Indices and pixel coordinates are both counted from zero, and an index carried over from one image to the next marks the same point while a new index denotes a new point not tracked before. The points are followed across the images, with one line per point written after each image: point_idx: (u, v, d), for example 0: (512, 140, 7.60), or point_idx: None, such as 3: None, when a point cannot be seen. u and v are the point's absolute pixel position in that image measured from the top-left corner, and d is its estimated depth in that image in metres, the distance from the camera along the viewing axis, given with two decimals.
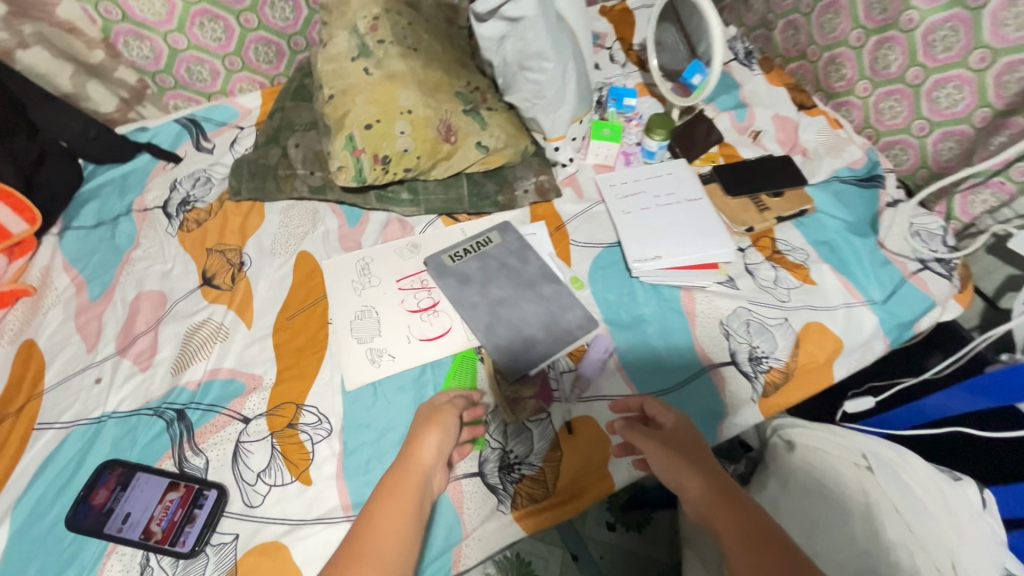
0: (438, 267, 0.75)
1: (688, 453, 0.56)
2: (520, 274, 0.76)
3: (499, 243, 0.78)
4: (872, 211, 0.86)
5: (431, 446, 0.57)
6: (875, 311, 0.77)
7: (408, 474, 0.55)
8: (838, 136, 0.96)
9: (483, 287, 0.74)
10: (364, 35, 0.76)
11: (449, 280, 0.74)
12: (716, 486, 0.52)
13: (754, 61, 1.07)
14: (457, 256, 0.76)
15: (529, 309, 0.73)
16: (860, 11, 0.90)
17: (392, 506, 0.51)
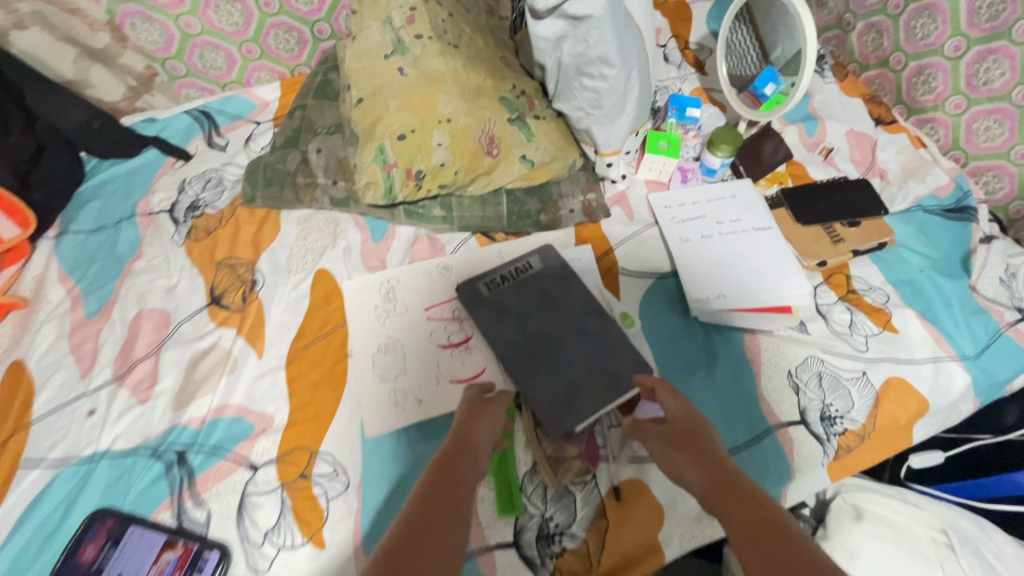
0: (472, 297, 0.66)
1: (690, 446, 0.49)
2: (565, 308, 0.66)
3: (540, 270, 0.69)
4: (961, 248, 0.76)
5: (484, 430, 0.52)
6: (966, 367, 0.68)
7: (465, 452, 0.48)
8: (921, 157, 0.85)
9: (521, 320, 0.65)
10: (399, 28, 0.67)
11: (485, 313, 0.65)
12: (719, 479, 0.44)
13: (827, 67, 0.96)
14: (493, 284, 0.67)
15: (574, 351, 0.63)
16: (962, 17, 0.78)
17: (457, 487, 0.44)
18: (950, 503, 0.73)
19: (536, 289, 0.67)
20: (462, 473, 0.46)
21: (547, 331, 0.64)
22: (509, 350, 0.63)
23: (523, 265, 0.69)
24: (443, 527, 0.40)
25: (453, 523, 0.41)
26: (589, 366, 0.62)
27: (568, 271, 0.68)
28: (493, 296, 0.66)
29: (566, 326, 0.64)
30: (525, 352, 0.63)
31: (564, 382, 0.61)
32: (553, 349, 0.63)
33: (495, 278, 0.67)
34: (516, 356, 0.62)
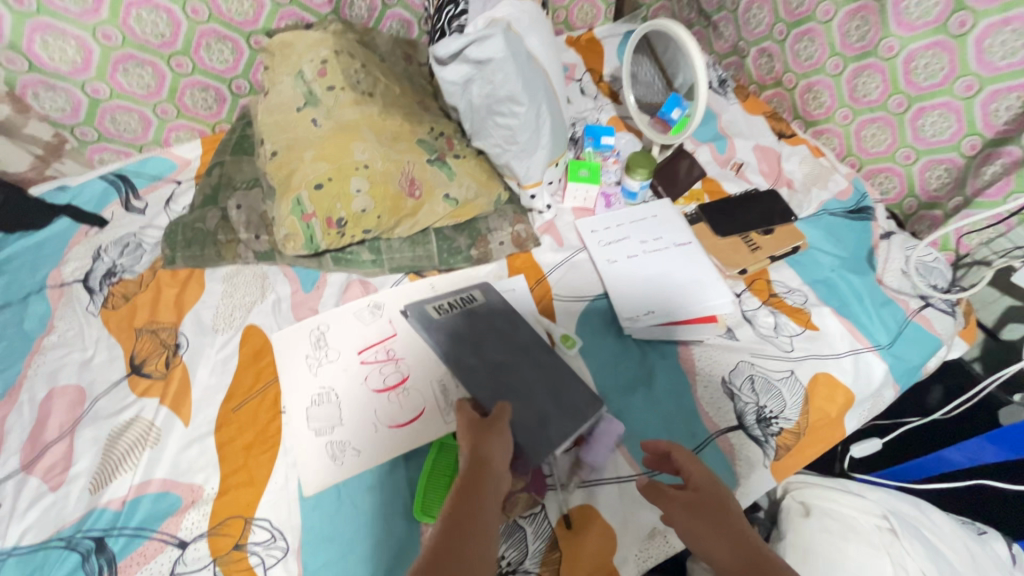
0: (422, 320, 0.65)
1: (715, 524, 0.47)
2: (514, 336, 0.65)
3: (484, 299, 0.68)
4: (866, 245, 0.82)
5: (497, 450, 0.50)
6: (883, 356, 0.72)
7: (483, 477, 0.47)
8: (822, 165, 0.92)
9: (472, 344, 0.63)
10: (311, 81, 0.68)
11: (436, 334, 0.64)
12: (753, 564, 0.44)
13: (729, 90, 1.04)
14: (443, 309, 0.66)
15: (531, 376, 0.62)
16: (837, 39, 0.87)
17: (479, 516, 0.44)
18: (890, 488, 0.75)
19: (486, 311, 0.67)
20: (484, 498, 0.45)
21: (503, 355, 0.63)
22: (477, 379, 0.60)
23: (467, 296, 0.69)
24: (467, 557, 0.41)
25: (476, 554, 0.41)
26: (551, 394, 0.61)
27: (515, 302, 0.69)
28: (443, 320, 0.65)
29: (518, 351, 0.64)
30: (489, 386, 0.60)
31: (527, 404, 0.59)
32: (514, 375, 0.61)
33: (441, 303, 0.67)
34: (477, 378, 0.61)
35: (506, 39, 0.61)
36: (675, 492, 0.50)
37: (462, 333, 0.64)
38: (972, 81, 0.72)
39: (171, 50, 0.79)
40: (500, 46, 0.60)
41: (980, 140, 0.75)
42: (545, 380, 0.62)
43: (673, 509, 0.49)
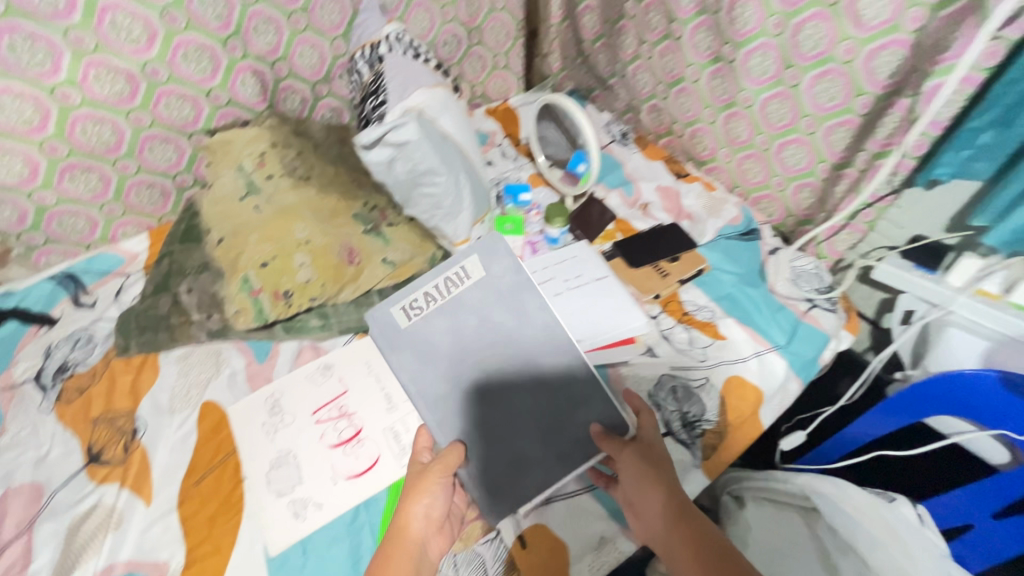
0: (388, 331, 0.70)
1: (650, 478, 0.58)
2: (517, 344, 0.69)
3: (478, 275, 0.72)
4: (758, 261, 0.95)
5: (417, 515, 0.57)
6: (782, 355, 0.83)
7: (393, 554, 0.55)
8: (715, 197, 1.07)
9: (451, 364, 0.68)
10: (252, 172, 0.77)
11: (402, 356, 0.69)
12: (679, 510, 0.54)
13: (630, 141, 1.20)
14: (412, 310, 0.70)
15: (523, 403, 0.66)
16: (706, 94, 1.04)
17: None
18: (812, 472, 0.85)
19: (473, 320, 0.70)
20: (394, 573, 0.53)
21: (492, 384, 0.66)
22: (446, 422, 0.65)
23: (457, 271, 0.71)
24: None
25: None
26: (542, 431, 0.65)
27: (508, 289, 0.72)
28: (415, 324, 0.70)
29: (521, 370, 0.67)
30: (478, 414, 0.65)
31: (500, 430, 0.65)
32: (498, 402, 0.66)
33: (415, 302, 0.70)
34: (448, 407, 0.66)
35: (419, 124, 0.72)
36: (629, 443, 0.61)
37: (443, 352, 0.68)
38: (811, 120, 0.89)
39: (116, 155, 0.86)
40: (415, 129, 0.71)
41: (829, 165, 0.90)
42: (539, 408, 0.66)
43: (624, 455, 0.60)
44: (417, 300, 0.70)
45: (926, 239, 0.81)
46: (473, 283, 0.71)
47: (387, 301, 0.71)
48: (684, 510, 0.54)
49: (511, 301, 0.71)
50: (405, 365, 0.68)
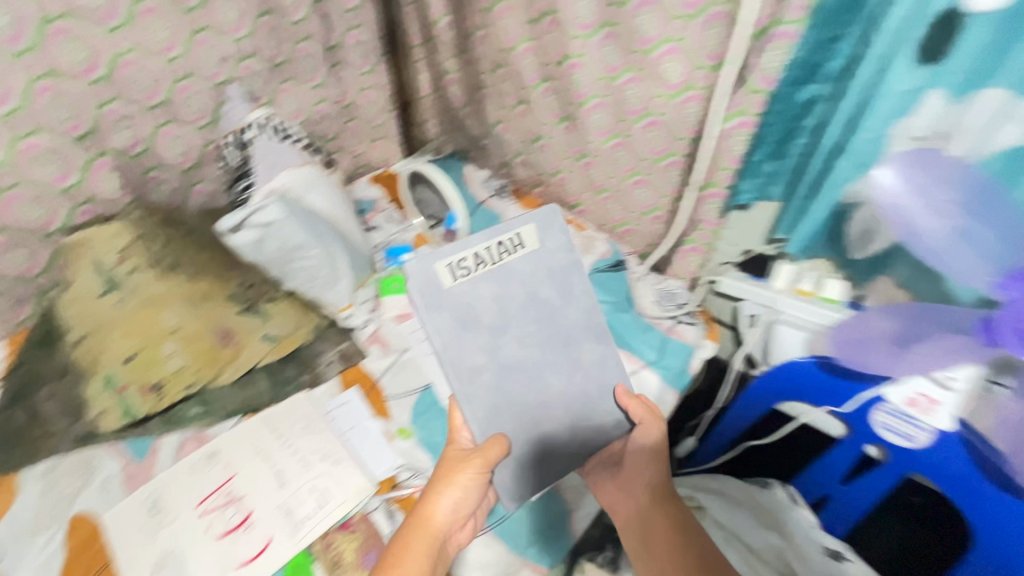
0: (430, 287, 0.81)
1: (657, 463, 0.80)
2: (552, 324, 0.87)
3: (533, 247, 0.87)
4: (625, 288, 1.06)
5: (443, 508, 0.69)
6: (654, 370, 0.95)
7: (424, 527, 0.68)
8: (586, 236, 1.18)
9: (489, 336, 0.84)
10: (112, 269, 0.75)
11: (442, 314, 0.82)
12: (663, 490, 0.78)
13: (507, 192, 1.33)
14: (458, 268, 0.82)
15: (552, 380, 0.86)
16: (561, 147, 1.17)
17: (415, 544, 0.66)
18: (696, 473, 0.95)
19: (520, 292, 0.86)
20: (424, 540, 0.66)
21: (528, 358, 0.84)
22: (477, 393, 0.82)
23: (512, 240, 0.85)
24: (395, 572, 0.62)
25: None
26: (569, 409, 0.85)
27: (552, 264, 0.88)
28: (459, 284, 0.83)
29: (558, 350, 0.87)
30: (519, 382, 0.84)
31: (532, 400, 0.84)
32: (522, 370, 0.85)
33: (461, 262, 0.82)
34: (483, 375, 0.82)
35: (283, 204, 0.75)
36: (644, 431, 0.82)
37: (486, 323, 0.84)
38: (648, 161, 1.03)
39: None
40: (278, 210, 0.74)
41: (670, 199, 1.05)
42: (567, 385, 0.87)
43: (637, 441, 0.82)
44: (465, 260, 0.83)
45: (756, 250, 0.94)
46: (527, 252, 0.86)
47: (433, 257, 0.81)
48: (667, 495, 0.78)
49: (562, 282, 0.88)
50: (446, 327, 0.82)
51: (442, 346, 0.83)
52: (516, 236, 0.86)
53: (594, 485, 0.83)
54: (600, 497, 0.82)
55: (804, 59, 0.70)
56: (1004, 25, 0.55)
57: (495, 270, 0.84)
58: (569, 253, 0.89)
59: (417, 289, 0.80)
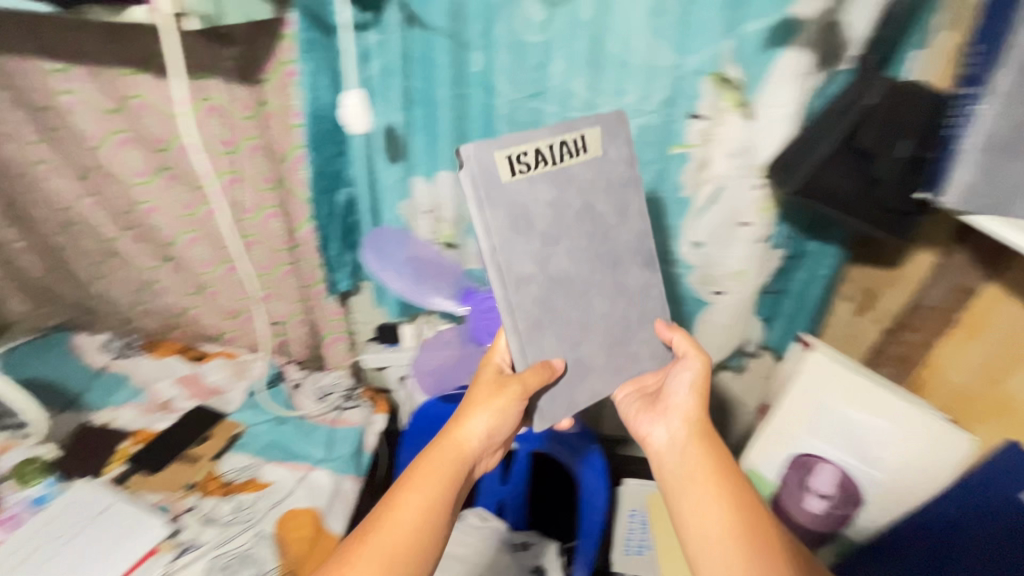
0: (486, 180, 0.55)
1: (699, 395, 0.66)
2: (607, 248, 0.64)
3: (596, 154, 0.61)
4: (286, 397, 1.05)
5: (474, 430, 0.63)
6: (324, 467, 0.93)
7: (444, 450, 0.61)
8: (240, 362, 1.11)
9: (540, 247, 0.59)
10: None
11: (497, 216, 0.56)
12: (706, 432, 0.64)
13: (137, 347, 1.12)
14: (519, 163, 0.56)
15: (598, 306, 0.64)
16: (178, 288, 1.12)
17: (427, 477, 0.58)
18: None
19: (579, 203, 0.61)
20: (436, 474, 0.59)
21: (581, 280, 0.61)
22: (521, 306, 0.59)
23: (577, 140, 0.60)
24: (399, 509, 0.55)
25: (396, 534, 0.53)
26: (613, 335, 0.66)
27: (618, 189, 0.63)
28: (520, 183, 0.57)
29: (607, 276, 0.64)
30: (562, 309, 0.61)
31: (572, 319, 0.63)
32: (565, 289, 0.61)
33: (524, 154, 0.56)
34: (529, 290, 0.59)
35: None
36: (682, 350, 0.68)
37: (540, 229, 0.58)
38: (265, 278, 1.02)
39: None
40: None
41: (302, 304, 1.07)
42: (610, 310, 0.65)
43: (682, 368, 0.68)
44: (526, 154, 0.57)
45: (382, 321, 1.05)
46: (589, 161, 0.61)
47: (494, 141, 0.55)
48: (705, 432, 0.64)
49: (617, 197, 0.64)
50: (498, 227, 0.56)
51: (490, 250, 0.56)
52: (579, 139, 0.61)
53: (626, 413, 0.70)
54: (631, 426, 0.69)
55: (322, 171, 0.84)
56: (423, 133, 0.82)
57: (557, 174, 0.59)
58: (631, 168, 0.65)
59: (472, 179, 0.54)
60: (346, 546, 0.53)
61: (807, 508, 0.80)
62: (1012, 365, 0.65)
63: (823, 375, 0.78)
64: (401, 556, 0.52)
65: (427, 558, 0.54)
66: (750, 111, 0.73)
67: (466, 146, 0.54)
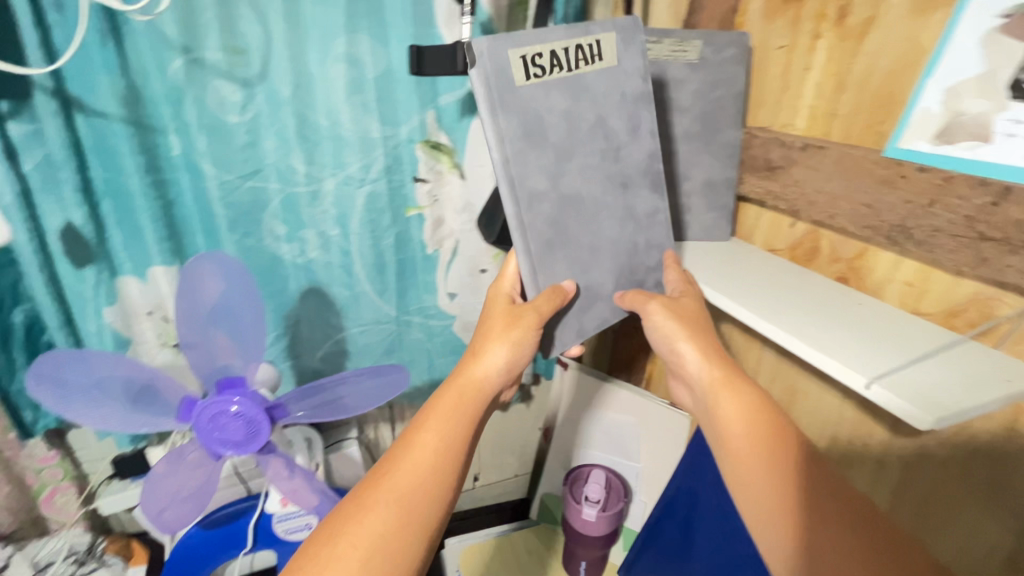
0: (498, 83, 0.48)
1: (695, 320, 0.57)
2: (619, 164, 0.56)
3: (611, 64, 0.54)
4: None
5: (495, 359, 0.56)
6: None
7: (460, 387, 0.55)
8: None
9: (555, 159, 0.52)
10: None
11: (510, 121, 0.49)
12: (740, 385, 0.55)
13: None
14: (533, 67, 0.50)
15: (609, 232, 0.58)
16: None
17: (444, 412, 0.52)
18: None
19: (592, 116, 0.54)
20: (450, 412, 0.53)
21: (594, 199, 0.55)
22: (533, 226, 0.53)
23: (592, 45, 0.52)
24: (414, 450, 0.49)
25: (409, 479, 0.47)
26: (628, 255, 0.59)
27: (635, 97, 0.56)
28: (534, 88, 0.50)
29: (619, 197, 0.57)
30: (569, 232, 0.55)
31: (585, 244, 0.57)
32: (577, 210, 0.55)
33: (537, 56, 0.50)
34: (541, 210, 0.53)
35: None
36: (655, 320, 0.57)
37: (554, 140, 0.52)
38: None
39: None
40: None
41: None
42: (618, 235, 0.59)
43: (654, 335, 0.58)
44: (540, 56, 0.50)
45: (116, 454, 0.84)
46: (605, 70, 0.54)
47: (506, 38, 0.48)
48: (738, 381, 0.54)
49: (628, 111, 0.56)
50: (510, 134, 0.50)
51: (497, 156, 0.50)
52: (591, 48, 0.53)
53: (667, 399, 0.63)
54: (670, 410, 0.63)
55: None
56: (124, 228, 0.70)
57: (572, 83, 0.53)
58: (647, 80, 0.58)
59: (485, 76, 0.47)
60: (363, 484, 0.47)
61: (584, 520, 0.81)
62: None
63: (601, 395, 0.87)
64: (416, 497, 0.46)
65: (449, 497, 0.48)
66: (463, 172, 0.82)
67: (479, 40, 0.48)
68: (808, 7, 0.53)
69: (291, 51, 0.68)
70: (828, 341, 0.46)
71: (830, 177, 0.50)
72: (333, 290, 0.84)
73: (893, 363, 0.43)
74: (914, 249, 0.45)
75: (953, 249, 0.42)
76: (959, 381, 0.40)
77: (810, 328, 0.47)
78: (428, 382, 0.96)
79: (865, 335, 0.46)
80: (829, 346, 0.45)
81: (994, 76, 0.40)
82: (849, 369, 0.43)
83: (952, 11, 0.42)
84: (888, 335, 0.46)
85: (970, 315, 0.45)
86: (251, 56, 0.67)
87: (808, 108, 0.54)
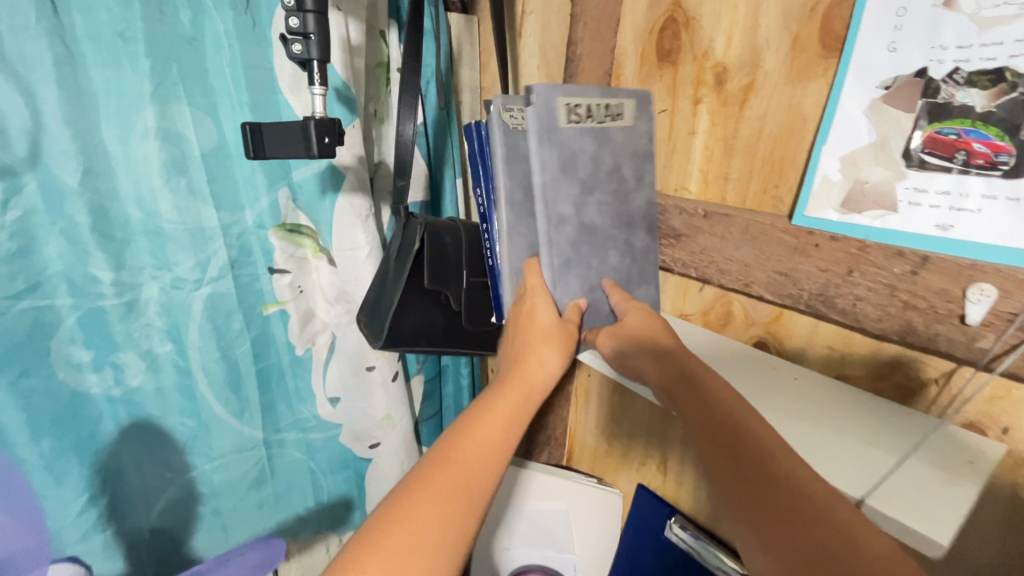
0: (544, 124, 0.46)
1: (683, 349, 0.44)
2: (625, 201, 0.53)
3: (629, 124, 0.52)
4: None
5: (548, 360, 0.46)
6: None
7: (520, 384, 0.44)
8: None
9: (584, 193, 0.49)
10: None
11: (550, 154, 0.46)
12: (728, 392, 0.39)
13: None
14: (574, 115, 0.47)
15: (613, 261, 0.53)
16: None
17: (507, 401, 0.43)
18: None
19: (610, 162, 0.51)
20: (511, 406, 0.43)
21: (603, 231, 0.52)
22: (558, 245, 0.49)
23: (621, 106, 0.51)
24: (472, 438, 0.40)
25: (466, 466, 0.38)
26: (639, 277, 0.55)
27: (642, 137, 0.53)
28: (572, 131, 0.48)
29: (625, 233, 0.53)
30: (579, 267, 0.51)
31: (594, 264, 0.52)
32: (591, 238, 0.51)
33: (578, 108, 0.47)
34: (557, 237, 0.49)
35: None
36: (648, 353, 0.45)
37: (579, 177, 0.49)
38: None
39: None
40: None
41: None
42: (620, 266, 0.54)
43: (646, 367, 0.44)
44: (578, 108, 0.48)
45: None
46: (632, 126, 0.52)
47: (555, 86, 0.46)
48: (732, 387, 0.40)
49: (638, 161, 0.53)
50: (543, 168, 0.46)
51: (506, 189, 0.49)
52: (619, 106, 0.51)
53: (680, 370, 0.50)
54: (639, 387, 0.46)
55: None
56: None
57: (598, 133, 0.50)
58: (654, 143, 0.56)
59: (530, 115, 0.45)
60: (422, 467, 0.38)
61: None
62: (617, 420, 0.74)
63: (522, 485, 0.78)
64: (475, 491, 0.38)
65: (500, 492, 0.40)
66: (332, 258, 0.68)
67: (503, 98, 0.48)
68: (684, 72, 0.53)
69: (74, 127, 0.51)
70: (808, 441, 0.38)
71: (740, 244, 0.49)
72: (170, 423, 0.64)
73: (877, 466, 0.36)
74: (834, 317, 0.44)
75: (876, 317, 0.41)
76: (940, 480, 0.34)
77: (782, 417, 0.41)
78: (315, 506, 0.79)
79: (850, 425, 0.40)
80: (810, 449, 0.38)
81: (886, 144, 0.40)
82: (844, 473, 0.35)
83: (834, 77, 0.42)
84: (864, 420, 0.40)
85: (896, 380, 0.43)
86: (10, 135, 0.48)
87: (698, 172, 0.54)
